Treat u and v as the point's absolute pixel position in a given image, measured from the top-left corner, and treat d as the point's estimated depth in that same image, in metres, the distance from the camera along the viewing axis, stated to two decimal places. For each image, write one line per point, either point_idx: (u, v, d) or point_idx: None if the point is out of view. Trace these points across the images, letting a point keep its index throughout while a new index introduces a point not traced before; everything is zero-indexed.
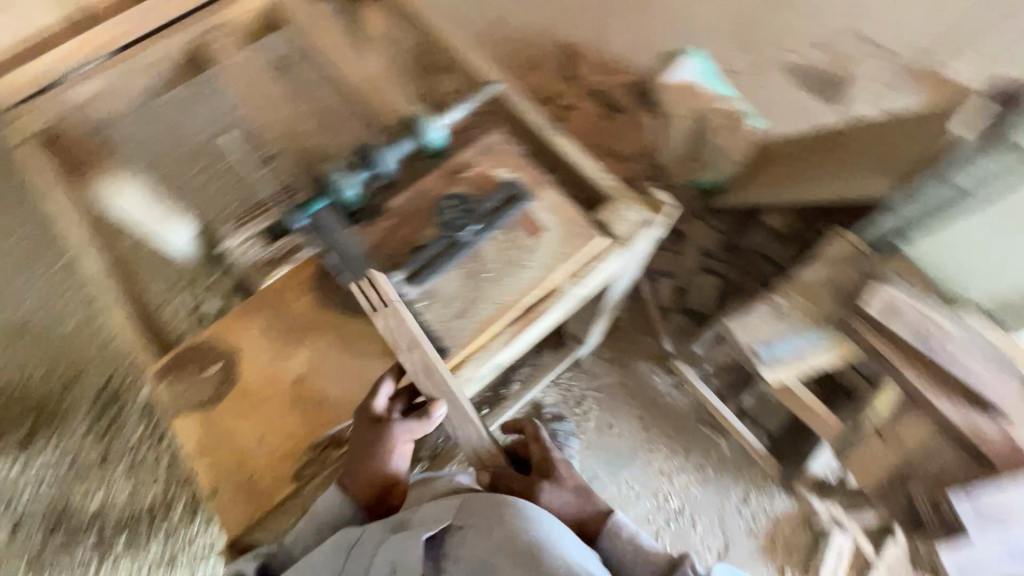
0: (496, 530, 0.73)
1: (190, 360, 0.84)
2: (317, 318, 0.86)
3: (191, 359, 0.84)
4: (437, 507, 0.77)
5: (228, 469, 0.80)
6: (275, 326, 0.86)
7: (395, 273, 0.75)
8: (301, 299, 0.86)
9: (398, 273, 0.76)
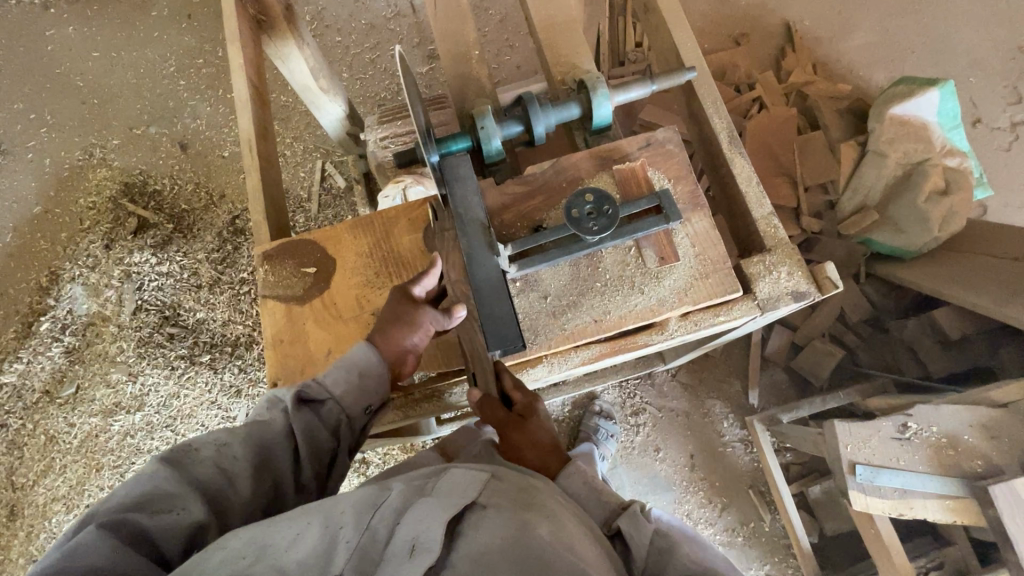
0: (537, 547, 0.60)
1: (533, 448, 0.76)
2: (534, 454, 0.76)
3: (528, 446, 0.76)
4: (460, 484, 0.66)
5: (527, 446, 0.76)
6: (551, 451, 0.77)
7: (630, 521, 0.68)
8: (537, 452, 0.76)
9: (620, 519, 0.69)
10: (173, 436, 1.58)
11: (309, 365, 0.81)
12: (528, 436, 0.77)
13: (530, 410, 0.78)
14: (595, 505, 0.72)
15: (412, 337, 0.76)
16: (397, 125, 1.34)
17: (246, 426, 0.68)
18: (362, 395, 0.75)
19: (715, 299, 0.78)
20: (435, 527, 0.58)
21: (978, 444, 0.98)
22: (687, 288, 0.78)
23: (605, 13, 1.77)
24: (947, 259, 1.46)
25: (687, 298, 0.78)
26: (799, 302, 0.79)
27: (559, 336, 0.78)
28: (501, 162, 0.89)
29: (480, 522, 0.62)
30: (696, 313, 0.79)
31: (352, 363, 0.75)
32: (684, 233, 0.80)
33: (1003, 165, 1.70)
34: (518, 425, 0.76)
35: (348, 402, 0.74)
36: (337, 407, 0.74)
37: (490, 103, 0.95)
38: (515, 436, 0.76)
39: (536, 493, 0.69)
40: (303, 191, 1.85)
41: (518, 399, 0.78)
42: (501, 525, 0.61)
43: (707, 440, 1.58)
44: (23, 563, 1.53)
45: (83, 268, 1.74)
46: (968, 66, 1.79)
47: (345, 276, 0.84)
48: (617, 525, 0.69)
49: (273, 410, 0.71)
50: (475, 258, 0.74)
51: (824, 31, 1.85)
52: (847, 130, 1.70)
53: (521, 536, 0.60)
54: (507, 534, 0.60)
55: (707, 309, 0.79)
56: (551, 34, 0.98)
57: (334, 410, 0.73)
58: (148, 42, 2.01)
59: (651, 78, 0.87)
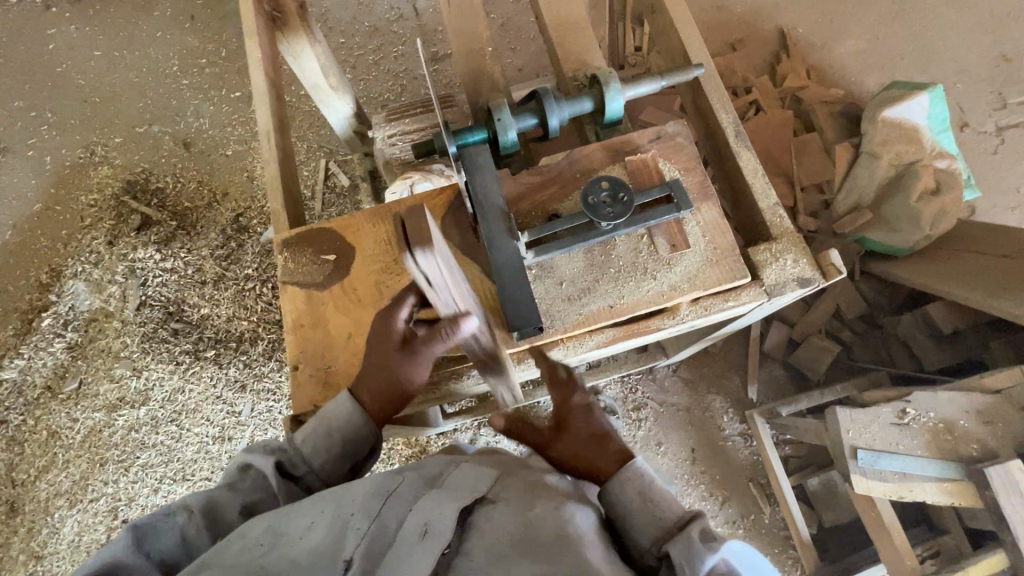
0: (543, 536, 0.61)
1: (589, 447, 0.76)
2: (595, 454, 0.75)
3: (584, 446, 0.76)
4: (469, 479, 0.69)
5: (583, 447, 0.76)
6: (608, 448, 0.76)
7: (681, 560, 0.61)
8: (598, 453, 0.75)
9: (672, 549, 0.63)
10: (178, 430, 1.58)
11: (330, 351, 0.82)
12: (582, 433, 0.77)
13: (570, 403, 0.79)
14: (642, 523, 0.67)
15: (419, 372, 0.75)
16: (406, 122, 1.36)
17: (211, 492, 0.68)
18: (335, 459, 0.74)
19: (725, 284, 0.81)
20: (447, 518, 0.61)
21: (974, 429, 1.01)
22: (697, 278, 0.81)
23: (605, 18, 1.82)
24: (938, 256, 1.51)
25: (696, 284, 0.80)
26: (806, 288, 0.81)
27: (574, 320, 0.80)
28: (515, 154, 0.92)
29: (489, 514, 0.64)
30: (706, 300, 0.82)
31: (330, 427, 0.74)
32: (694, 222, 0.83)
33: (990, 167, 1.76)
34: (570, 430, 0.77)
35: (327, 465, 0.74)
36: (315, 472, 0.74)
37: (503, 97, 0.98)
38: (566, 441, 0.77)
39: (548, 489, 0.70)
40: (307, 189, 1.86)
41: (556, 396, 0.79)
42: (510, 517, 0.63)
43: (708, 435, 1.60)
44: (24, 560, 1.52)
45: (86, 264, 1.74)
46: (955, 72, 1.85)
47: (364, 264, 0.86)
48: (667, 550, 0.64)
49: (249, 477, 0.70)
50: (495, 244, 0.76)
51: (817, 38, 1.91)
52: (841, 133, 1.76)
53: (530, 529, 0.62)
54: (517, 526, 0.62)
55: (717, 294, 0.82)
56: (562, 32, 1.01)
57: (311, 473, 0.73)
58: (152, 42, 2.02)
59: (660, 75, 0.91)
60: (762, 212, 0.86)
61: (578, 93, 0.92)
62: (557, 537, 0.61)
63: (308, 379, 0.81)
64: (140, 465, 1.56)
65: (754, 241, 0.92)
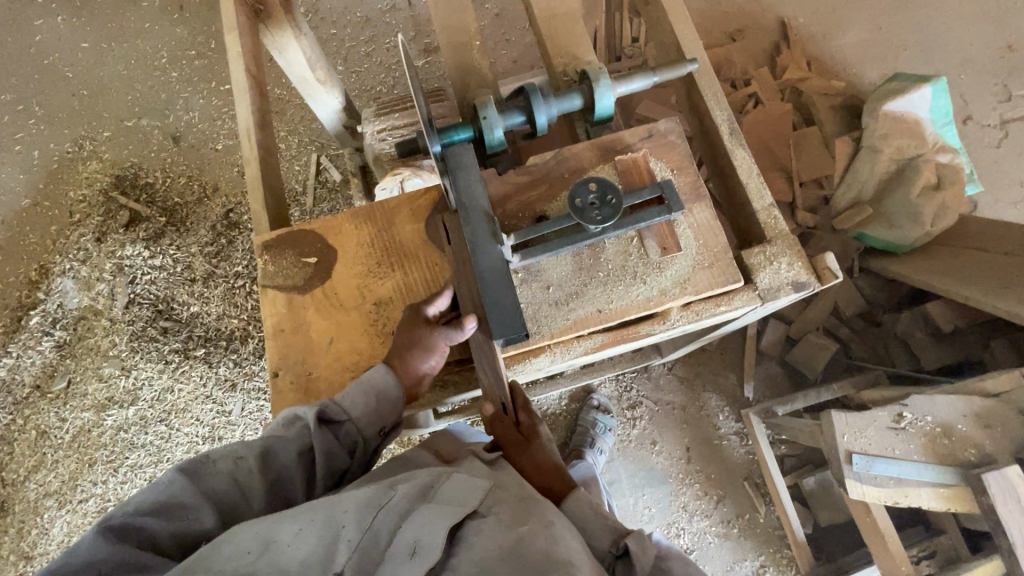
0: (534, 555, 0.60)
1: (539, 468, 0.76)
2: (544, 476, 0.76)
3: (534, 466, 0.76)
4: (462, 487, 0.66)
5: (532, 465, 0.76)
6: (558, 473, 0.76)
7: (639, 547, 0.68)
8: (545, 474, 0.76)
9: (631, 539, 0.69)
10: (167, 430, 1.57)
11: (311, 356, 0.80)
12: (537, 457, 0.77)
13: (534, 430, 0.79)
14: (602, 528, 0.71)
15: (426, 360, 0.76)
16: (394, 117, 1.33)
17: (260, 439, 0.69)
18: (378, 418, 0.75)
19: (716, 289, 0.78)
20: (438, 536, 0.59)
21: (972, 433, 0.99)
22: (687, 283, 0.78)
23: (601, 8, 1.78)
24: (938, 253, 1.48)
25: (686, 288, 0.78)
26: (799, 292, 0.79)
27: (562, 326, 0.78)
28: (502, 152, 0.89)
29: (479, 531, 0.62)
30: (696, 304, 0.80)
31: (370, 387, 0.74)
32: (686, 224, 0.80)
33: (993, 161, 1.73)
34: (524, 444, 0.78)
35: (366, 424, 0.75)
36: (355, 428, 0.74)
37: (491, 94, 0.95)
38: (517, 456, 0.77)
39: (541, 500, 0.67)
40: (297, 184, 1.83)
41: (523, 420, 0.79)
42: (501, 534, 0.62)
43: (704, 434, 1.59)
44: (15, 560, 1.51)
45: (74, 261, 1.71)
46: (960, 63, 1.81)
47: (348, 267, 0.84)
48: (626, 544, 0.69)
49: (292, 427, 0.71)
50: (478, 246, 0.73)
51: (819, 28, 1.86)
52: (841, 126, 1.72)
53: (521, 547, 0.60)
54: (506, 543, 0.61)
55: (708, 299, 0.79)
56: (552, 25, 0.98)
57: (352, 431, 0.74)
58: (139, 33, 1.98)
59: (652, 69, 0.87)
60: (756, 213, 0.83)
61: (567, 89, 0.89)
62: (546, 553, 0.61)
63: (290, 386, 0.79)
64: (130, 466, 1.55)
65: (748, 243, 0.89)
